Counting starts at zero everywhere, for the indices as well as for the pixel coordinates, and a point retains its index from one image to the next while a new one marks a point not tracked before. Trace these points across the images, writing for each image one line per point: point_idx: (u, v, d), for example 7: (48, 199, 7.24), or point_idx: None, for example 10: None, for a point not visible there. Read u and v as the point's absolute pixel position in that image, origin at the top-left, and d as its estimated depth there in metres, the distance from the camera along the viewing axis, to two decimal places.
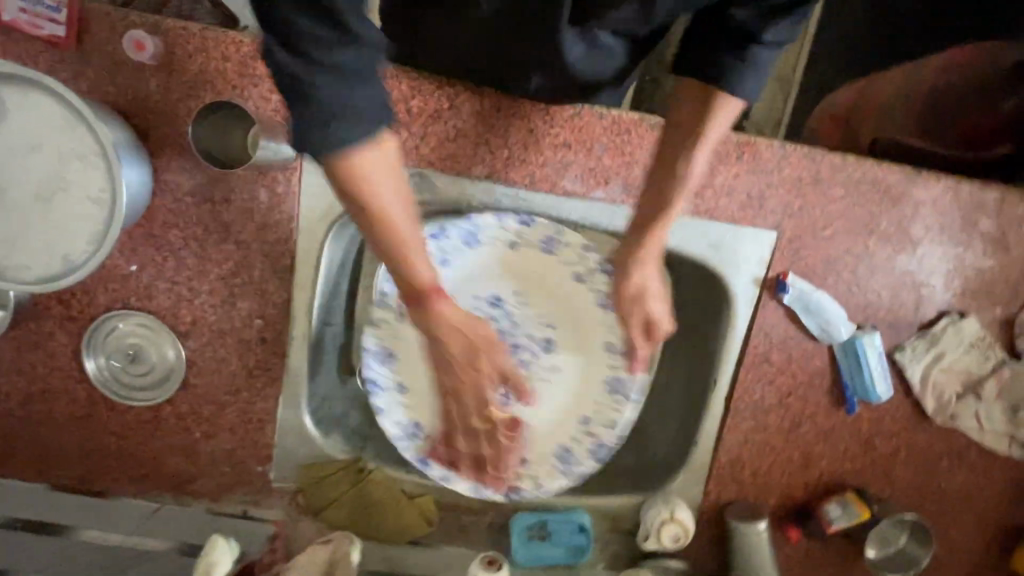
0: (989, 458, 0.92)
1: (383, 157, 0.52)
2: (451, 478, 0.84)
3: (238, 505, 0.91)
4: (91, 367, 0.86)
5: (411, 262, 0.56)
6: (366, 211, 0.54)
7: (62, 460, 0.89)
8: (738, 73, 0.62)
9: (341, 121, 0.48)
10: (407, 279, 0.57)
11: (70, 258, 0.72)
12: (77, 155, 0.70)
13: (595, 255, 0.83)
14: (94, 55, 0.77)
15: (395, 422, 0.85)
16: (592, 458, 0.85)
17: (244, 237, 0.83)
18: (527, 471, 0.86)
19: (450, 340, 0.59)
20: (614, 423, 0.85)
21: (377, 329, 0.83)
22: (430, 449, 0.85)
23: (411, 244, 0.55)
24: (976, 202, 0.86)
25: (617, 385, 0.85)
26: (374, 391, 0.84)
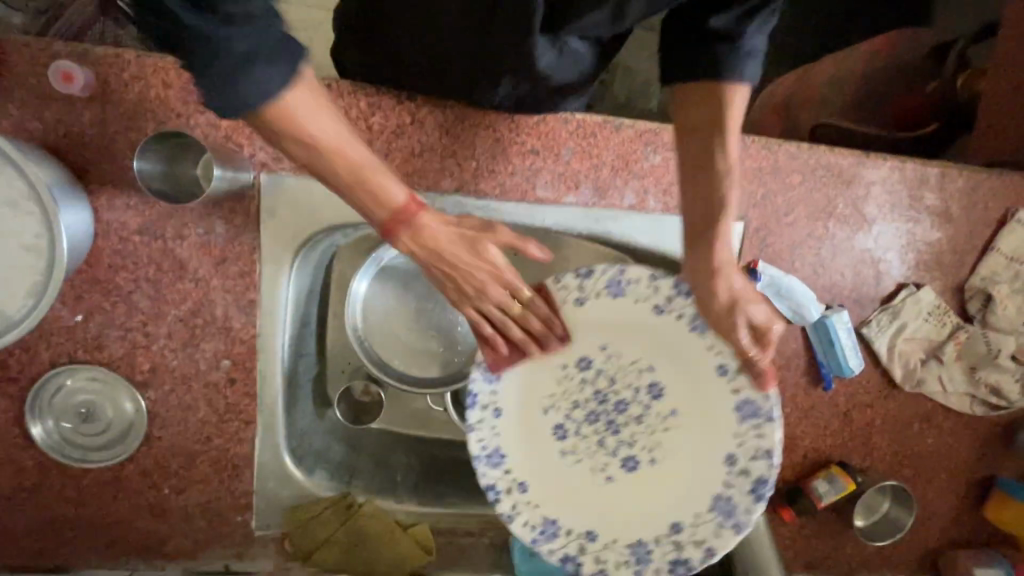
0: (954, 417, 0.98)
1: (312, 92, 0.50)
2: (608, 570, 0.76)
3: (220, 559, 0.85)
4: (38, 432, 0.78)
5: (388, 196, 0.55)
6: (314, 161, 0.53)
7: (13, 538, 0.80)
8: (735, 63, 0.64)
9: (262, 64, 0.45)
10: (377, 206, 0.56)
11: (5, 313, 0.65)
12: (5, 201, 0.64)
13: (667, 281, 0.74)
14: (15, 90, 0.71)
15: (526, 523, 0.77)
16: (755, 500, 0.73)
17: (202, 273, 0.78)
18: (664, 547, 0.76)
19: (440, 260, 0.60)
20: (766, 451, 0.73)
21: (477, 429, 0.77)
22: (572, 541, 0.78)
23: (375, 183, 0.54)
24: (920, 178, 0.92)
25: (745, 413, 0.74)
26: (495, 495, 0.77)
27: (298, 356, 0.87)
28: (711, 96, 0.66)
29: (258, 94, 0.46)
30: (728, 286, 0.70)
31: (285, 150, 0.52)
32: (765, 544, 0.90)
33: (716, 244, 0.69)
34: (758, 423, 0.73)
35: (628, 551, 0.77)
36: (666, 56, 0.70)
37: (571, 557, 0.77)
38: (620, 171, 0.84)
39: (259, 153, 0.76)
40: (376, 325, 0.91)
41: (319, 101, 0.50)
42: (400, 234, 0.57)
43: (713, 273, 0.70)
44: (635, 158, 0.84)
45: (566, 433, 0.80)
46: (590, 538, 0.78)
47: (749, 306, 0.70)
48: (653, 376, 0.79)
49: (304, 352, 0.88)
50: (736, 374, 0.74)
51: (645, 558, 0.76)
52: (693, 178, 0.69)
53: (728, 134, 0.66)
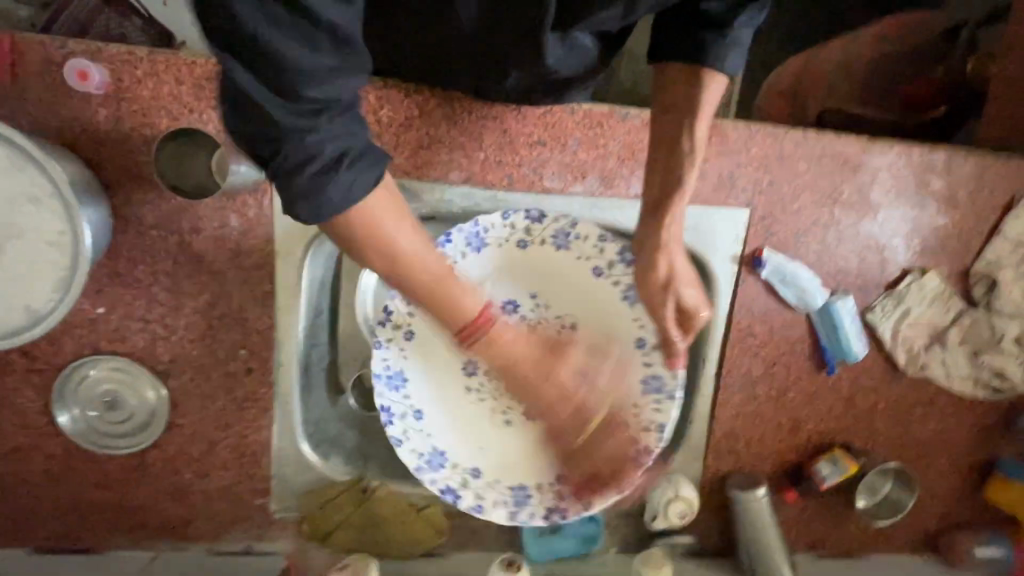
0: (956, 401, 0.99)
1: (384, 197, 0.51)
2: (484, 506, 0.81)
3: (241, 542, 0.88)
4: (64, 421, 0.81)
5: (463, 311, 0.60)
6: (389, 267, 0.54)
7: (44, 522, 0.84)
8: (719, 52, 0.64)
9: (346, 166, 0.46)
10: (451, 318, 0.60)
11: (32, 307, 0.67)
12: (28, 198, 0.66)
13: (613, 245, 0.83)
14: (32, 88, 0.72)
15: (415, 450, 0.81)
16: (647, 464, 0.80)
17: (218, 266, 0.80)
18: (544, 495, 0.83)
19: (507, 364, 0.65)
20: (660, 424, 0.81)
21: (386, 348, 0.81)
22: (455, 474, 0.82)
23: (446, 292, 0.58)
24: (927, 164, 0.92)
25: (650, 387, 0.83)
26: (390, 419, 0.80)
27: (312, 345, 0.89)
28: (693, 82, 0.66)
29: (322, 203, 0.47)
30: (670, 262, 0.72)
31: (383, 266, 0.54)
32: (767, 525, 0.92)
33: (666, 221, 0.70)
34: (660, 398, 0.82)
35: (510, 493, 0.83)
36: (660, 35, 0.68)
37: (453, 489, 0.81)
38: (626, 161, 0.84)
39: None
40: None
41: (388, 202, 0.51)
42: (478, 342, 0.62)
43: (657, 251, 0.71)
44: (641, 147, 0.84)
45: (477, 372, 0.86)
46: (474, 475, 0.83)
47: (682, 287, 0.72)
48: (574, 334, 0.87)
49: (318, 341, 0.91)
50: (651, 349, 0.84)
51: (524, 501, 0.82)
52: (660, 160, 0.70)
53: (699, 120, 0.66)
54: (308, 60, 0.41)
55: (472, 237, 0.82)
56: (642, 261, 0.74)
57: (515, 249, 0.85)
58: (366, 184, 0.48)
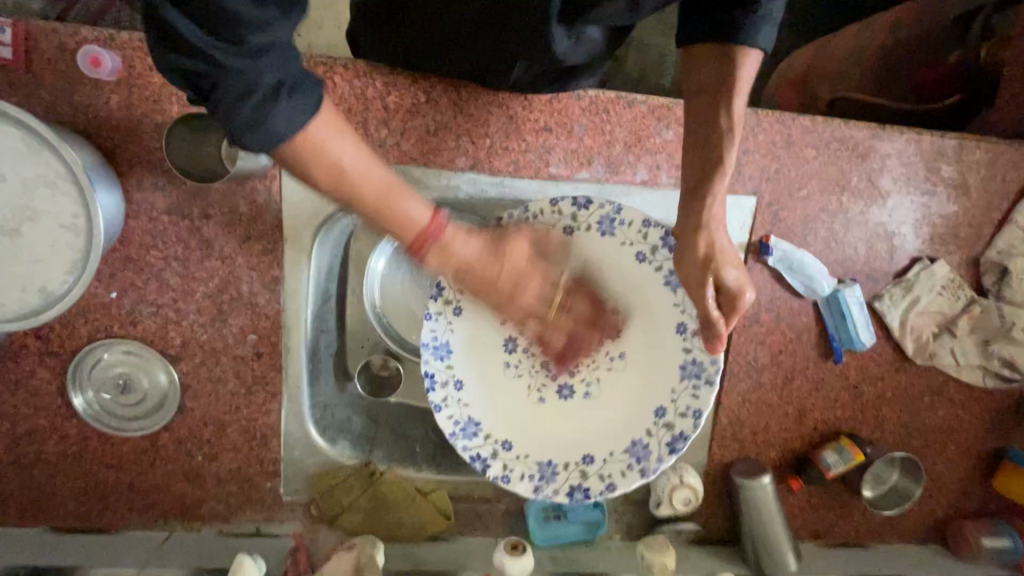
0: (965, 390, 0.98)
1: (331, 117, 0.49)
2: (511, 477, 0.80)
3: (250, 523, 0.90)
4: (79, 402, 0.82)
5: (411, 220, 0.56)
6: (336, 185, 0.51)
7: (60, 501, 0.86)
8: (752, 26, 0.63)
9: (287, 96, 0.45)
10: (399, 229, 0.56)
11: (47, 289, 0.69)
12: (44, 182, 0.67)
13: (656, 230, 0.79)
14: (46, 75, 0.73)
15: (451, 417, 0.81)
16: (669, 451, 0.78)
17: (228, 251, 0.81)
18: (570, 472, 0.81)
19: (462, 271, 0.61)
20: (693, 412, 0.78)
21: (435, 320, 0.81)
22: (488, 444, 0.81)
23: (396, 206, 0.54)
24: (937, 150, 0.91)
25: (688, 372, 0.79)
26: (432, 385, 0.80)
27: (320, 331, 0.90)
28: (724, 61, 0.66)
29: (269, 135, 0.45)
30: (711, 240, 0.68)
31: (320, 183, 0.51)
32: (772, 512, 0.92)
33: (707, 202, 0.67)
34: (697, 383, 0.78)
35: (538, 466, 0.81)
36: (687, 17, 0.68)
37: (482, 459, 0.80)
38: (632, 147, 0.84)
39: None
40: (397, 304, 0.95)
41: (341, 123, 0.50)
42: (429, 252, 0.58)
43: (697, 231, 0.69)
44: (647, 133, 0.84)
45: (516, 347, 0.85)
46: (505, 447, 0.81)
47: (724, 267, 0.68)
48: (613, 319, 0.84)
49: (325, 327, 0.92)
50: (692, 335, 0.79)
51: (550, 477, 0.81)
52: (697, 143, 0.69)
53: (733, 97, 0.65)
54: (249, 9, 0.41)
55: (522, 222, 0.81)
56: (682, 239, 0.71)
57: (557, 234, 0.81)
58: (307, 114, 0.47)
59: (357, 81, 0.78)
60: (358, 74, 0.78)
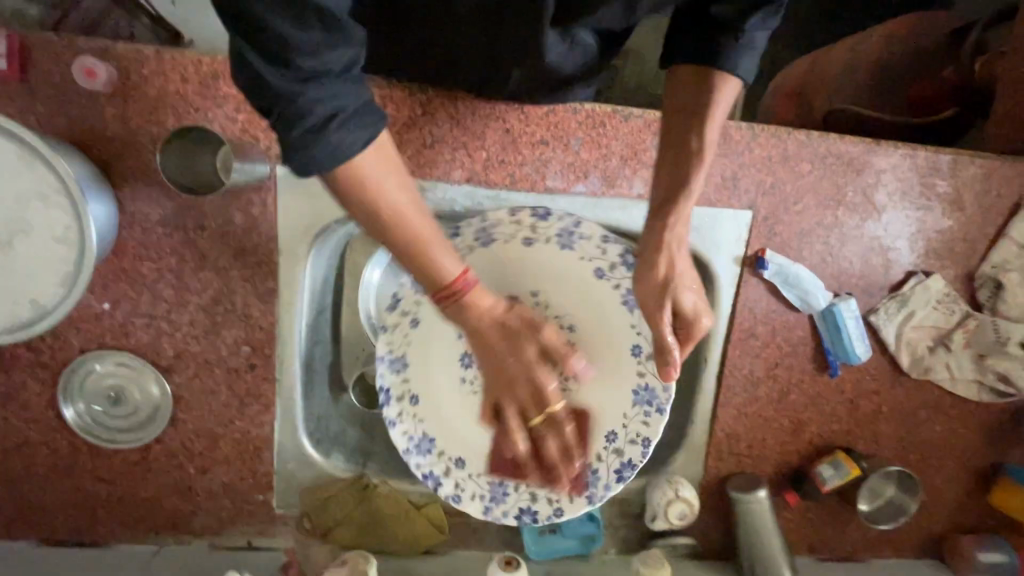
0: (961, 405, 0.98)
1: (387, 155, 0.51)
2: (461, 497, 0.83)
3: (242, 537, 0.89)
4: (70, 415, 0.82)
5: (443, 272, 0.55)
6: (379, 227, 0.52)
7: (49, 514, 0.85)
8: (733, 53, 0.64)
9: (344, 121, 0.47)
10: (429, 280, 0.56)
11: (39, 302, 0.68)
12: (37, 194, 0.66)
13: (616, 248, 0.80)
14: (41, 86, 0.73)
15: (406, 433, 0.83)
16: (617, 479, 0.81)
17: (222, 263, 0.80)
18: (521, 494, 0.83)
19: (472, 335, 0.59)
20: (644, 439, 0.80)
21: (390, 334, 0.82)
22: (441, 461, 0.83)
23: (431, 254, 0.54)
24: (932, 165, 0.91)
25: (640, 399, 0.81)
26: (386, 399, 0.82)
27: (314, 343, 0.90)
28: (703, 82, 0.66)
29: (333, 155, 0.47)
30: (671, 262, 0.68)
31: (367, 224, 0.52)
32: (768, 526, 0.92)
33: (670, 221, 0.66)
34: (648, 411, 0.80)
35: (489, 487, 0.83)
36: (677, 37, 0.68)
37: (436, 478, 0.83)
38: (629, 161, 0.84)
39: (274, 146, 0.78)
40: None
41: (393, 161, 0.51)
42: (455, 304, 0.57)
43: (658, 246, 0.68)
44: (644, 147, 0.84)
45: (471, 363, 0.84)
46: (459, 464, 0.83)
47: (681, 290, 0.68)
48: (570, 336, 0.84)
49: (320, 338, 0.91)
50: (646, 358, 0.81)
51: (500, 498, 0.83)
52: (667, 160, 0.68)
53: (709, 122, 0.65)
54: (305, 37, 0.43)
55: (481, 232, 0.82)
56: (642, 257, 0.69)
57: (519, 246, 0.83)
58: (361, 141, 0.48)
59: None
60: None
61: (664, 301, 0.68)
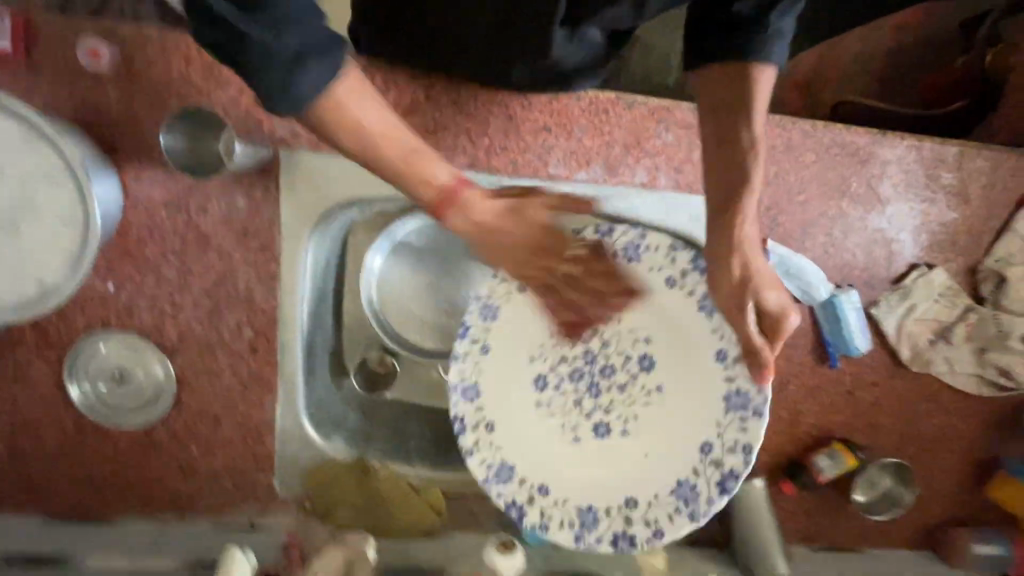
0: (960, 398, 0.98)
1: (355, 77, 0.49)
2: (548, 525, 0.79)
3: (244, 517, 0.90)
4: (76, 393, 0.83)
5: (434, 178, 0.53)
6: (360, 151, 0.51)
7: (56, 491, 0.86)
8: (762, 46, 0.64)
9: (312, 63, 0.45)
10: (418, 188, 0.53)
11: (43, 281, 0.69)
12: (41, 174, 0.67)
13: (684, 255, 0.78)
14: (46, 67, 0.73)
15: (483, 460, 0.80)
16: (719, 493, 0.74)
17: (225, 246, 0.81)
18: (614, 518, 0.78)
19: (483, 240, 0.56)
20: (744, 446, 0.74)
21: (460, 363, 0.81)
22: (523, 489, 0.80)
23: (422, 163, 0.52)
24: (938, 157, 0.90)
25: (733, 404, 0.75)
26: (460, 428, 0.80)
27: (316, 327, 0.90)
28: (739, 75, 0.66)
29: (296, 99, 0.46)
30: (745, 263, 0.68)
31: (349, 149, 0.51)
32: (763, 515, 0.93)
33: (738, 219, 0.68)
34: (744, 415, 0.74)
35: (577, 513, 0.79)
36: (691, 37, 0.69)
37: (519, 508, 0.79)
38: (632, 149, 0.84)
39: (278, 130, 0.78)
40: (393, 302, 0.95)
41: (362, 86, 0.50)
42: (451, 216, 0.54)
43: (728, 255, 0.69)
44: (647, 135, 0.84)
45: (547, 386, 0.84)
46: (540, 492, 0.80)
47: (763, 289, 0.67)
48: (647, 349, 0.82)
49: (322, 323, 0.92)
50: (734, 363, 0.76)
51: (591, 524, 0.78)
52: (719, 154, 0.68)
53: (754, 112, 0.66)
54: None
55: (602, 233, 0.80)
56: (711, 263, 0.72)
57: None
58: (327, 77, 0.46)
59: None
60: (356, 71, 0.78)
61: (745, 309, 0.69)
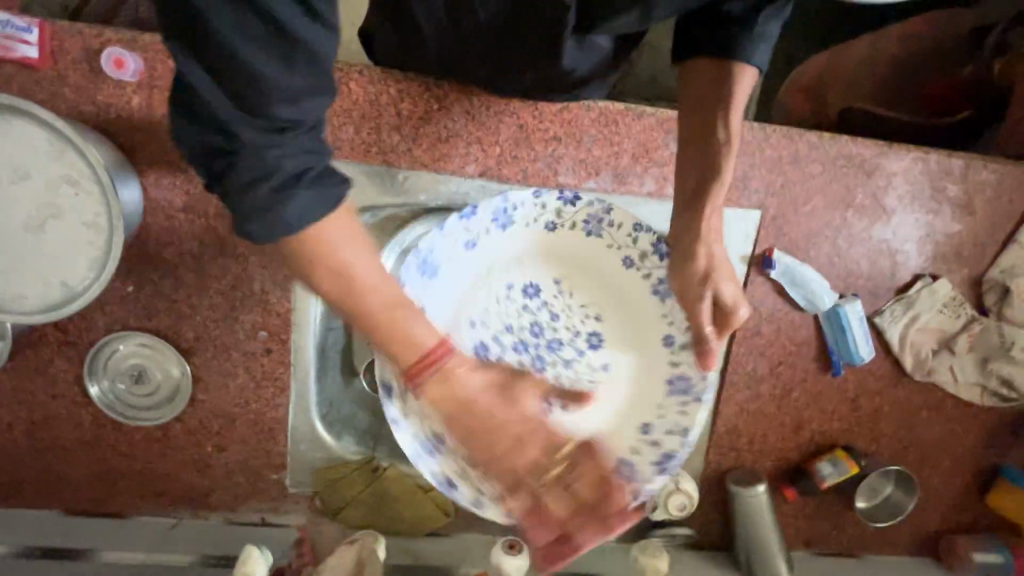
0: (963, 407, 0.99)
1: (347, 227, 0.47)
2: (481, 502, 0.76)
3: (256, 514, 0.92)
4: (95, 392, 0.85)
5: (416, 342, 0.51)
6: (344, 296, 0.49)
7: (74, 486, 0.89)
8: (747, 46, 0.64)
9: (304, 189, 0.43)
10: (399, 352, 0.52)
11: (69, 285, 0.71)
12: (68, 181, 0.69)
13: (647, 236, 0.78)
14: (70, 74, 0.75)
15: (415, 434, 0.75)
16: (658, 471, 0.80)
17: (242, 250, 0.83)
18: None
19: (466, 416, 0.52)
20: (682, 429, 0.79)
21: None
22: (451, 465, 0.76)
23: (403, 319, 0.51)
24: (943, 169, 0.91)
25: (676, 388, 0.80)
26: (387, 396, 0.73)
27: (328, 329, 0.92)
28: (717, 69, 0.66)
29: (277, 220, 0.43)
30: (708, 252, 0.71)
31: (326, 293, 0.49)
32: (765, 522, 0.94)
33: (706, 209, 0.69)
34: (687, 399, 0.79)
35: None
36: (684, 30, 0.69)
37: (450, 482, 0.76)
38: (640, 159, 0.85)
39: None
40: None
41: (358, 233, 0.48)
42: (428, 379, 0.52)
43: (696, 241, 0.71)
44: (656, 145, 0.85)
45: (490, 354, 0.81)
46: (469, 467, 0.76)
47: (721, 281, 0.70)
48: (596, 325, 0.83)
49: (334, 325, 0.94)
50: (680, 349, 0.79)
51: None
52: (691, 149, 0.69)
53: (732, 109, 0.66)
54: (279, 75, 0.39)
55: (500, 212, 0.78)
56: (678, 249, 0.73)
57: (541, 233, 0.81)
58: (321, 208, 0.44)
59: (371, 87, 0.80)
60: (371, 81, 0.80)
61: (696, 304, 0.73)
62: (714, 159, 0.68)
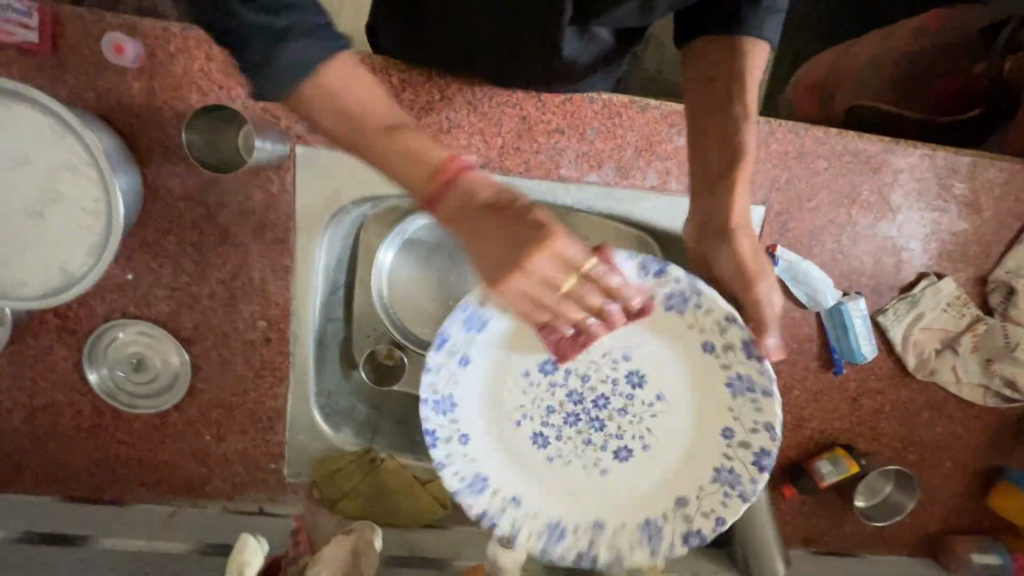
0: (965, 407, 0.99)
1: (346, 67, 0.49)
2: (623, 555, 0.82)
3: (254, 503, 0.92)
4: (94, 379, 0.85)
5: (431, 162, 0.48)
6: (337, 126, 0.49)
7: (73, 472, 0.89)
8: (754, 24, 0.64)
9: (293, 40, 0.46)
10: (411, 170, 0.49)
11: (68, 271, 0.71)
12: (68, 166, 0.69)
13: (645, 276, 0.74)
14: (71, 60, 0.75)
15: (530, 534, 0.83)
16: (758, 470, 0.76)
17: (241, 239, 0.82)
18: (676, 522, 0.81)
19: (477, 232, 0.46)
20: (765, 421, 0.76)
21: (449, 464, 0.81)
22: (582, 536, 0.83)
23: (406, 142, 0.49)
24: (951, 166, 0.90)
25: (739, 387, 0.77)
26: (491, 520, 0.82)
27: (327, 320, 0.92)
28: (731, 51, 0.65)
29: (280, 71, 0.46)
30: (742, 237, 0.68)
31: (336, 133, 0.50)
32: (763, 519, 0.94)
33: (739, 190, 0.67)
34: (754, 395, 0.76)
35: (641, 531, 0.82)
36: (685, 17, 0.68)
37: (582, 554, 0.82)
38: (644, 152, 0.85)
39: (295, 125, 0.79)
40: (403, 295, 0.96)
41: (347, 66, 0.49)
42: (446, 197, 0.48)
43: (732, 228, 0.68)
44: (659, 139, 0.84)
45: (547, 440, 0.85)
46: (599, 528, 0.83)
47: (763, 257, 0.69)
48: (629, 364, 0.83)
49: (333, 316, 0.93)
50: (723, 351, 0.77)
51: (659, 536, 0.81)
52: (714, 129, 0.67)
53: (746, 91, 0.66)
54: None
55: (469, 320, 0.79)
56: (711, 245, 0.70)
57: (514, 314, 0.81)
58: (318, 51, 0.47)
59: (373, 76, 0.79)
60: (374, 69, 0.79)
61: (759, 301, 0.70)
62: (738, 138, 0.66)
